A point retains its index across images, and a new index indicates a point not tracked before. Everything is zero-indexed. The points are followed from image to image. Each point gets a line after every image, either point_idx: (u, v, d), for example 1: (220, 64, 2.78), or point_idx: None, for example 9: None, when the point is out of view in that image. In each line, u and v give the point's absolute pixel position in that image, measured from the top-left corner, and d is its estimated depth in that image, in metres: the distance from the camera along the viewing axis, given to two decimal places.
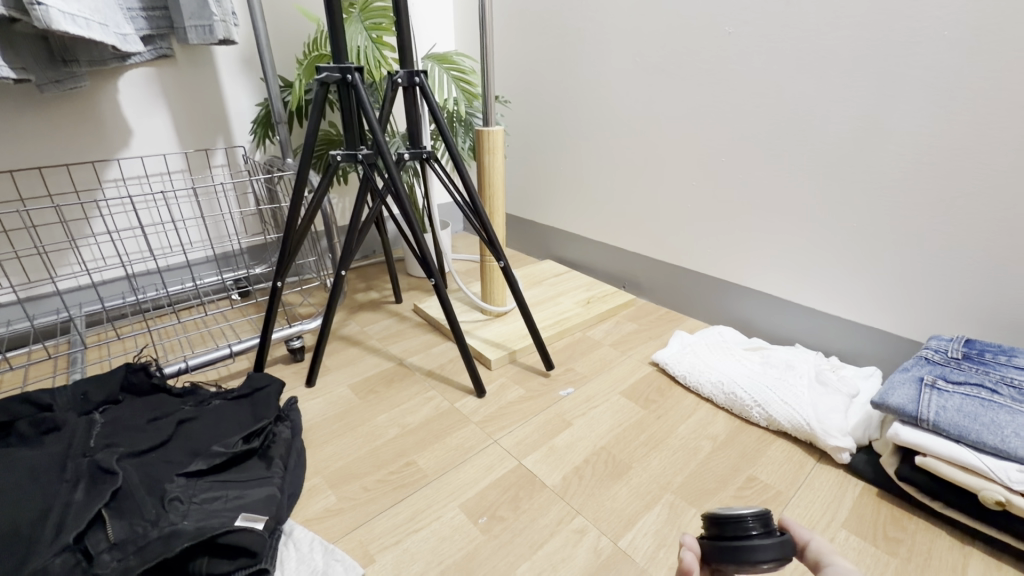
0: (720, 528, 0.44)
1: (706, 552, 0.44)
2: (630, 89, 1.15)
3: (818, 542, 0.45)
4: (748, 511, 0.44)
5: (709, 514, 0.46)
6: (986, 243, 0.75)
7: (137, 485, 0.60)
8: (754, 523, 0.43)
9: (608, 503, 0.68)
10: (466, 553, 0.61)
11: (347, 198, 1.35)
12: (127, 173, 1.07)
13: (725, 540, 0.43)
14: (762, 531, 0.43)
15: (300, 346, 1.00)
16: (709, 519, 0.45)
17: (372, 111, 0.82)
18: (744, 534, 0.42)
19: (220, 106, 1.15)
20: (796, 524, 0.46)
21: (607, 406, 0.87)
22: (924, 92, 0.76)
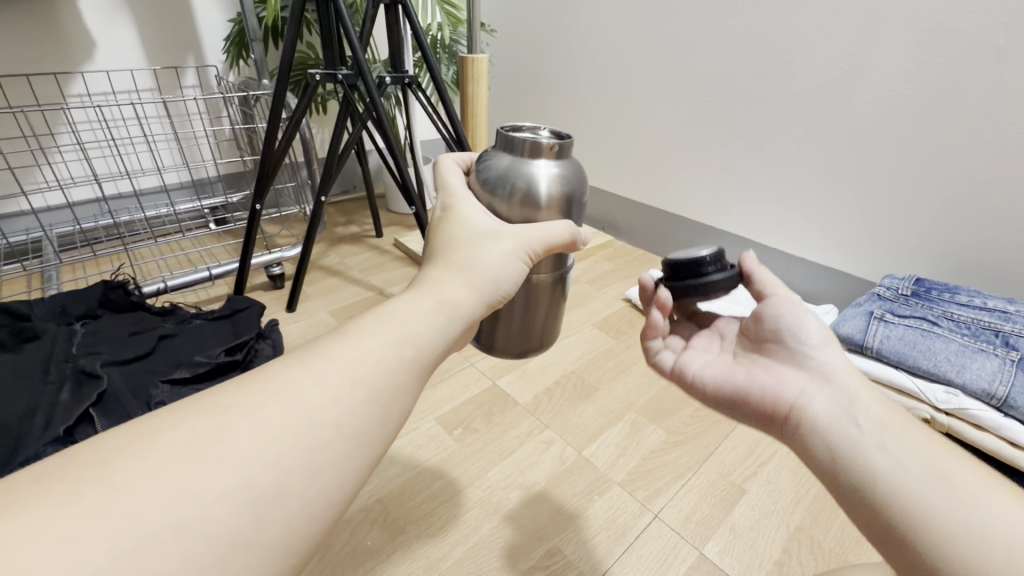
0: (677, 270, 0.41)
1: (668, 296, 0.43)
2: (617, 22, 1.11)
3: (766, 274, 0.45)
4: (706, 252, 0.41)
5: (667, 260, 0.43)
6: (946, 188, 0.79)
7: (123, 390, 0.63)
8: (709, 261, 0.41)
9: (575, 419, 0.73)
10: (441, 458, 0.66)
11: (326, 129, 1.31)
12: (93, 88, 1.03)
13: (682, 282, 0.41)
14: (716, 263, 0.41)
15: (280, 274, 1.01)
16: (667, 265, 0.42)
17: (352, 28, 0.79)
18: (700, 275, 0.40)
19: (189, 19, 1.08)
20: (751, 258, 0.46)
21: (580, 335, 0.91)
22: (906, 34, 0.76)
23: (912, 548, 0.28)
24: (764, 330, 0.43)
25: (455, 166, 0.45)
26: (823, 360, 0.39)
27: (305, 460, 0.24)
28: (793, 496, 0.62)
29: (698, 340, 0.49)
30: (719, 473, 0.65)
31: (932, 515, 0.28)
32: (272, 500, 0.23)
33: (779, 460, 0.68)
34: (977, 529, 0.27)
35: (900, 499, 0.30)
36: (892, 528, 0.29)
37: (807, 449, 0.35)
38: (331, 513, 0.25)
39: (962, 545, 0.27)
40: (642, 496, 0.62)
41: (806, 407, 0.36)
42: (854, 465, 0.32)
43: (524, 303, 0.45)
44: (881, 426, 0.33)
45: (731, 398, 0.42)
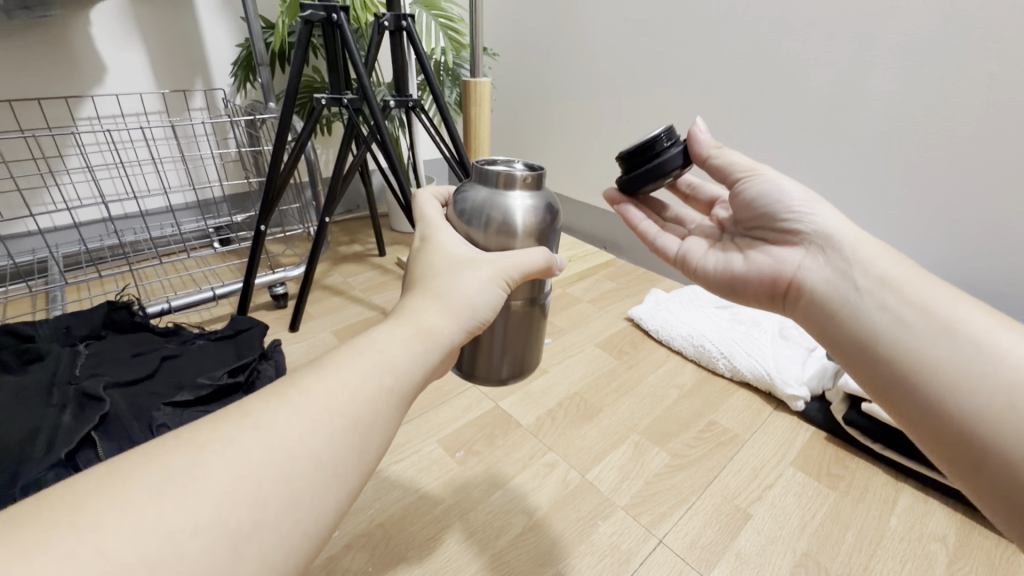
0: (639, 155, 0.48)
1: (631, 185, 0.49)
2: (617, 46, 1.14)
3: (726, 153, 0.49)
4: (659, 130, 0.47)
5: (624, 154, 0.49)
6: (946, 209, 0.79)
7: (125, 413, 0.63)
8: (663, 138, 0.47)
9: (577, 441, 0.72)
10: (442, 482, 0.65)
11: (331, 149, 1.33)
12: (102, 111, 1.05)
13: (644, 165, 0.47)
14: (672, 141, 0.47)
15: (283, 293, 1.01)
16: (627, 157, 0.49)
17: (357, 53, 0.81)
18: (658, 152, 0.47)
19: (198, 44, 1.11)
20: (701, 135, 0.49)
21: (581, 356, 0.91)
22: (901, 59, 0.78)
23: (909, 377, 0.36)
24: (753, 210, 0.49)
25: (433, 200, 0.45)
26: (815, 228, 0.44)
27: (283, 494, 0.25)
28: (799, 521, 0.62)
29: (698, 232, 0.57)
30: (723, 497, 0.65)
31: (928, 350, 0.35)
32: (249, 533, 0.23)
33: (784, 483, 0.67)
34: (963, 352, 0.34)
35: (899, 343, 0.37)
36: (893, 366, 0.37)
37: (813, 313, 0.43)
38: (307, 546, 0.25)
39: (951, 365, 0.34)
40: (647, 521, 0.61)
41: (807, 279, 0.43)
42: (856, 321, 0.39)
43: (504, 326, 0.45)
44: (879, 283, 0.39)
45: (738, 282, 0.50)
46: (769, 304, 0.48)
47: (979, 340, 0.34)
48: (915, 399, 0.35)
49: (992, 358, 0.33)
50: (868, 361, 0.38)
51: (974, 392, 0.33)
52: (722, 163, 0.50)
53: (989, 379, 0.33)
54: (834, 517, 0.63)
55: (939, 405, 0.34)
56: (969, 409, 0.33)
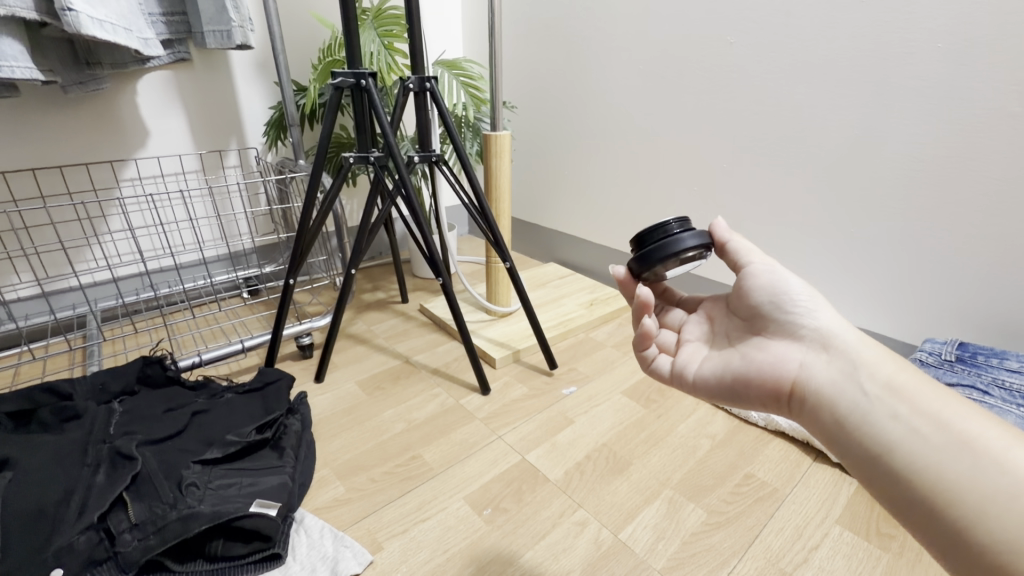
0: (649, 238, 0.49)
1: (642, 264, 0.49)
2: (633, 95, 1.17)
3: (741, 240, 0.50)
4: (670, 218, 0.49)
5: (636, 239, 0.51)
6: (983, 252, 0.77)
7: (156, 471, 0.63)
8: (676, 226, 0.49)
9: (608, 497, 0.70)
10: (470, 542, 0.63)
11: (356, 200, 1.37)
12: (143, 172, 1.11)
13: (655, 244, 0.49)
14: (683, 229, 0.49)
15: (309, 343, 1.02)
16: (639, 241, 0.51)
17: (384, 114, 0.85)
18: (669, 234, 0.48)
19: (234, 107, 1.17)
20: (722, 228, 0.51)
21: (608, 405, 0.89)
22: (920, 102, 0.78)
23: (932, 501, 0.34)
24: (752, 304, 0.47)
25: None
26: (815, 325, 0.43)
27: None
28: None
29: (691, 331, 0.55)
30: (767, 560, 0.61)
31: (947, 471, 0.34)
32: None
33: (832, 544, 0.63)
34: (982, 472, 0.33)
35: (917, 459, 0.35)
36: (912, 485, 0.35)
37: (820, 419, 0.40)
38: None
39: (972, 487, 0.33)
40: None
41: (811, 380, 0.41)
42: (866, 431, 0.38)
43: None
44: (886, 390, 0.38)
45: (737, 384, 0.46)
46: (772, 408, 0.44)
47: (994, 456, 0.33)
48: (943, 525, 0.34)
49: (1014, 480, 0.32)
50: (887, 479, 0.37)
51: (1003, 521, 0.31)
52: (735, 251, 0.50)
53: (1015, 505, 0.31)
54: None
55: (967, 534, 0.32)
56: (1000, 540, 0.31)
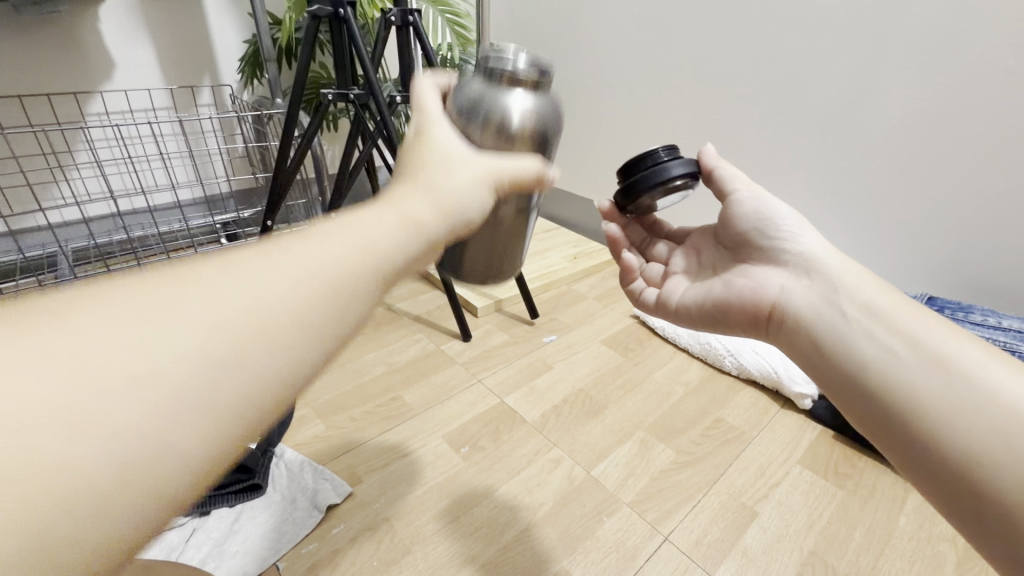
0: (636, 167, 0.48)
1: (629, 193, 0.49)
2: (626, 41, 1.13)
3: (728, 167, 0.50)
4: (659, 145, 0.48)
5: (624, 167, 0.50)
6: (960, 207, 0.78)
7: None
8: (665, 154, 0.48)
9: (582, 437, 0.72)
10: (448, 477, 0.65)
11: (337, 145, 1.33)
12: (111, 107, 1.05)
13: (642, 174, 0.48)
14: (672, 157, 0.48)
15: (289, 288, 1.01)
16: (626, 170, 0.50)
17: (364, 49, 0.81)
18: (657, 162, 0.47)
19: (206, 40, 1.11)
20: (710, 155, 0.51)
21: (587, 352, 0.90)
22: (915, 52, 0.77)
23: (901, 412, 0.35)
24: (739, 232, 0.48)
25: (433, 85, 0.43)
26: (799, 251, 0.43)
27: (323, 237, 0.24)
28: (806, 520, 0.61)
29: (678, 264, 0.55)
30: (730, 495, 0.64)
31: (915, 384, 0.35)
32: (112, 383, 0.17)
33: (792, 481, 0.67)
34: (951, 385, 0.34)
35: (889, 374, 0.36)
36: (884, 401, 0.36)
37: (800, 341, 0.42)
38: (367, 309, 0.24)
39: (939, 400, 0.34)
40: (652, 517, 0.61)
41: (791, 305, 0.42)
42: (843, 351, 0.39)
43: (490, 250, 0.55)
44: (865, 311, 0.39)
45: (721, 310, 0.48)
46: (756, 333, 0.46)
47: (965, 370, 0.34)
48: (910, 439, 0.35)
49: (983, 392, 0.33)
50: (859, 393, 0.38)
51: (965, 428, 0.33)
52: (722, 178, 0.49)
53: (982, 418, 0.32)
54: (842, 515, 0.62)
55: (934, 444, 0.34)
56: (965, 449, 0.32)
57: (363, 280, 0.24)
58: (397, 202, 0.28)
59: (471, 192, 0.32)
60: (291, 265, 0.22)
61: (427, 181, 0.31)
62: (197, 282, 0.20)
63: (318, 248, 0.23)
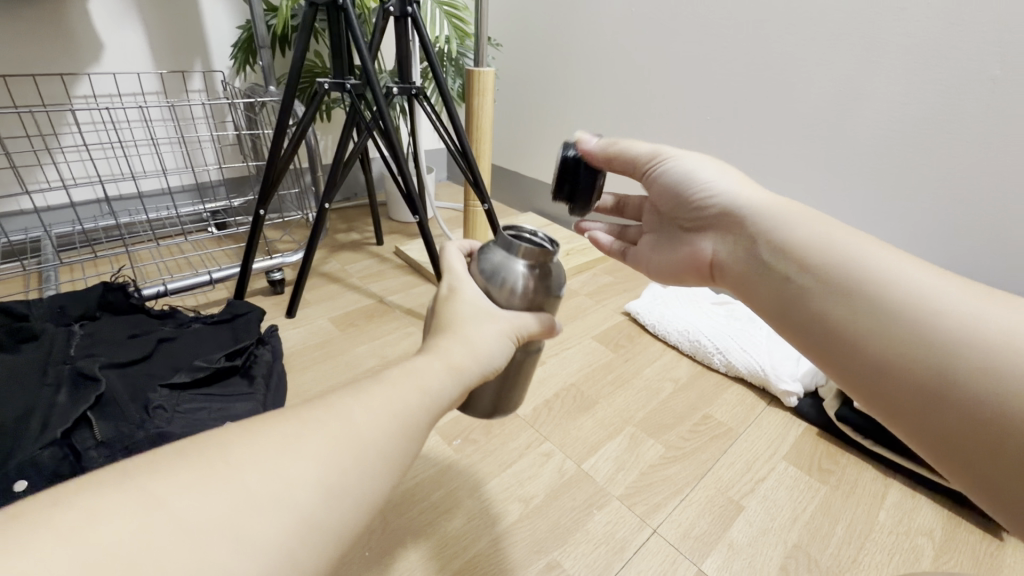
0: (569, 170, 0.49)
1: (584, 193, 0.49)
2: (623, 40, 1.13)
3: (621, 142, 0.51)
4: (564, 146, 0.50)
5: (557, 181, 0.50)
6: (945, 211, 0.80)
7: (122, 393, 0.62)
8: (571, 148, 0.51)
9: (574, 431, 0.73)
10: (440, 469, 0.65)
11: (330, 135, 1.32)
12: (98, 89, 1.03)
13: (582, 171, 0.49)
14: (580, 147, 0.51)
15: (280, 279, 1.00)
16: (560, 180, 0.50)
17: (363, 38, 0.80)
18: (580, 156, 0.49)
19: (198, 24, 1.09)
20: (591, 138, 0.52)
21: (579, 348, 0.91)
22: (905, 59, 0.78)
23: (828, 344, 0.37)
24: (666, 192, 0.50)
25: (460, 252, 0.48)
26: (717, 199, 0.46)
27: (392, 386, 0.32)
28: (791, 514, 0.63)
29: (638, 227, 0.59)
30: (717, 489, 0.65)
31: (842, 285, 0.37)
32: (261, 512, 0.24)
33: (777, 477, 0.68)
34: (856, 310, 0.36)
35: (807, 310, 0.39)
36: (812, 336, 0.39)
37: (743, 288, 0.45)
38: (419, 441, 0.32)
39: (852, 326, 0.36)
40: (641, 511, 0.62)
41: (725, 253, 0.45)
42: (772, 295, 0.42)
43: (499, 389, 0.52)
44: (779, 250, 0.41)
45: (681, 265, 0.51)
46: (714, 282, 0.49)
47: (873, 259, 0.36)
48: (842, 366, 0.37)
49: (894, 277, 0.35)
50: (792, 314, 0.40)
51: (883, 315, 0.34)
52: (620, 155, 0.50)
53: (888, 333, 0.34)
54: (825, 510, 0.64)
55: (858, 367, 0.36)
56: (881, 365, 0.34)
57: (412, 434, 0.31)
58: (442, 351, 0.36)
59: (496, 344, 0.40)
60: (369, 412, 0.30)
61: (463, 334, 0.38)
62: (310, 428, 0.28)
63: (388, 395, 0.31)
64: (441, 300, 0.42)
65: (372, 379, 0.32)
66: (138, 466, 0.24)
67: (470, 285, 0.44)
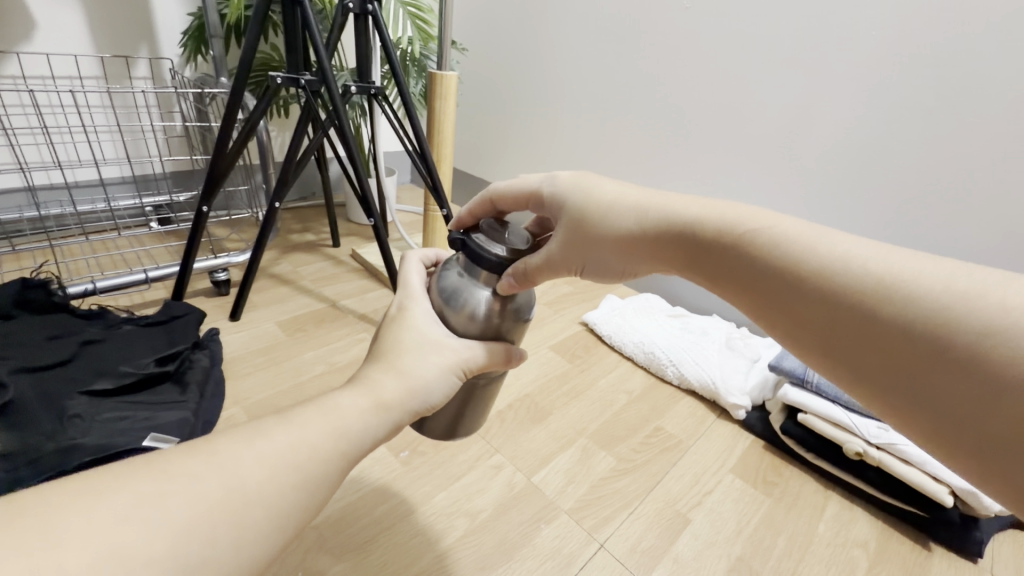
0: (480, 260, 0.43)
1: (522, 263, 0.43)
2: (587, 54, 1.15)
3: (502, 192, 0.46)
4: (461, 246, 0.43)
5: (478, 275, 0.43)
6: (886, 232, 0.84)
7: (33, 400, 0.57)
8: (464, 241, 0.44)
9: (525, 443, 0.72)
10: (385, 482, 0.63)
11: (287, 132, 1.27)
12: (29, 71, 0.96)
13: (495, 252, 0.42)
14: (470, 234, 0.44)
15: (225, 279, 0.95)
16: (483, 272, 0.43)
17: (319, 33, 0.77)
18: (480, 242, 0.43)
19: (145, 9, 1.03)
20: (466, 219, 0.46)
21: (534, 358, 0.90)
22: (852, 86, 0.82)
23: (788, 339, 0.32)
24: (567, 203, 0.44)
25: (421, 265, 0.47)
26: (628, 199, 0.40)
27: (300, 427, 0.30)
28: (735, 526, 0.63)
29: None
30: (665, 502, 0.66)
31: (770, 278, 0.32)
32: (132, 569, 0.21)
33: (724, 490, 0.69)
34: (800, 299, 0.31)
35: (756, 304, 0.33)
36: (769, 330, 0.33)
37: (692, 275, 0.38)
38: (330, 486, 0.31)
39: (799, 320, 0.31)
40: (589, 525, 0.61)
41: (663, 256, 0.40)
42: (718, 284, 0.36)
43: (457, 413, 0.50)
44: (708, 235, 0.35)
45: None
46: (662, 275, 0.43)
47: (839, 243, 0.30)
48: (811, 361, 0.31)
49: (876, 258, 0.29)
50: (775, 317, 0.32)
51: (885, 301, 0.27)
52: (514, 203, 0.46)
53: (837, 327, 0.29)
54: (768, 522, 0.65)
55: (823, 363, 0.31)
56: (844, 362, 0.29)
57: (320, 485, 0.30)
58: (372, 386, 0.34)
59: (438, 379, 0.38)
60: (264, 459, 0.28)
61: (400, 367, 0.36)
62: (204, 471, 0.26)
63: (292, 442, 0.29)
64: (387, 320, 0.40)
65: (283, 416, 0.31)
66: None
67: (421, 304, 0.42)
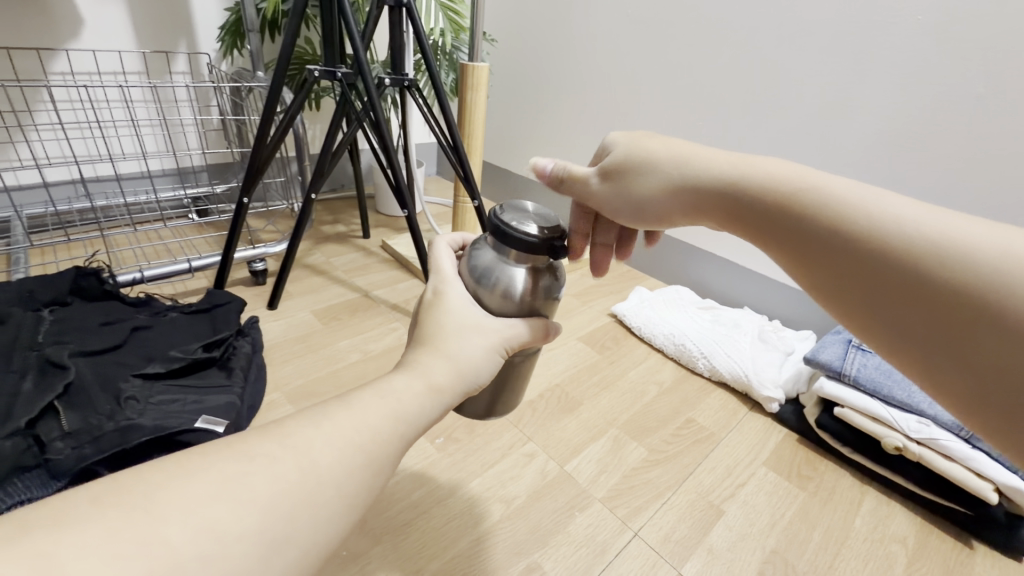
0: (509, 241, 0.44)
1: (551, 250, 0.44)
2: (618, 43, 1.13)
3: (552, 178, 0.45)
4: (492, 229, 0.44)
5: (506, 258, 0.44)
6: None
7: (91, 382, 0.60)
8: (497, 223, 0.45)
9: (557, 432, 0.73)
10: (421, 468, 0.64)
11: (319, 124, 1.30)
12: (76, 66, 0.99)
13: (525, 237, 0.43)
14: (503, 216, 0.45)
15: (262, 269, 0.98)
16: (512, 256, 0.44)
17: (355, 26, 0.78)
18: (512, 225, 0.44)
19: (185, 5, 1.06)
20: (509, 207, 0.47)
21: (564, 349, 0.91)
22: (891, 73, 0.79)
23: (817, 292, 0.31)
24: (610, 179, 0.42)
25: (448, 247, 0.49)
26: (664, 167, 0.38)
27: (363, 414, 0.31)
28: (768, 519, 0.63)
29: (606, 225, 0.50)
30: (697, 494, 0.66)
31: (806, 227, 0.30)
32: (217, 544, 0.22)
33: (757, 482, 0.69)
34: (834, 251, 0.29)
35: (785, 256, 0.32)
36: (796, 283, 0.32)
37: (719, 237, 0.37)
38: (392, 465, 0.31)
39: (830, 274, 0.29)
40: (622, 514, 0.62)
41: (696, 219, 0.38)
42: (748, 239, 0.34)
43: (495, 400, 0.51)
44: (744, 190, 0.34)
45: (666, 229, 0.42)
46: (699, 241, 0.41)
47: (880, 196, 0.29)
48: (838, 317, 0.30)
49: (938, 220, 0.27)
50: (799, 255, 0.31)
51: (922, 245, 0.26)
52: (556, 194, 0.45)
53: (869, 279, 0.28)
54: (802, 516, 0.64)
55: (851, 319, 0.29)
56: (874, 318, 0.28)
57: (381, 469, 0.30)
58: (422, 370, 0.35)
59: (485, 360, 0.39)
60: (338, 434, 0.29)
61: (447, 351, 0.37)
62: (270, 454, 0.27)
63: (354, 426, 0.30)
64: (425, 305, 0.41)
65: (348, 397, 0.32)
66: (84, 494, 0.22)
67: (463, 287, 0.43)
